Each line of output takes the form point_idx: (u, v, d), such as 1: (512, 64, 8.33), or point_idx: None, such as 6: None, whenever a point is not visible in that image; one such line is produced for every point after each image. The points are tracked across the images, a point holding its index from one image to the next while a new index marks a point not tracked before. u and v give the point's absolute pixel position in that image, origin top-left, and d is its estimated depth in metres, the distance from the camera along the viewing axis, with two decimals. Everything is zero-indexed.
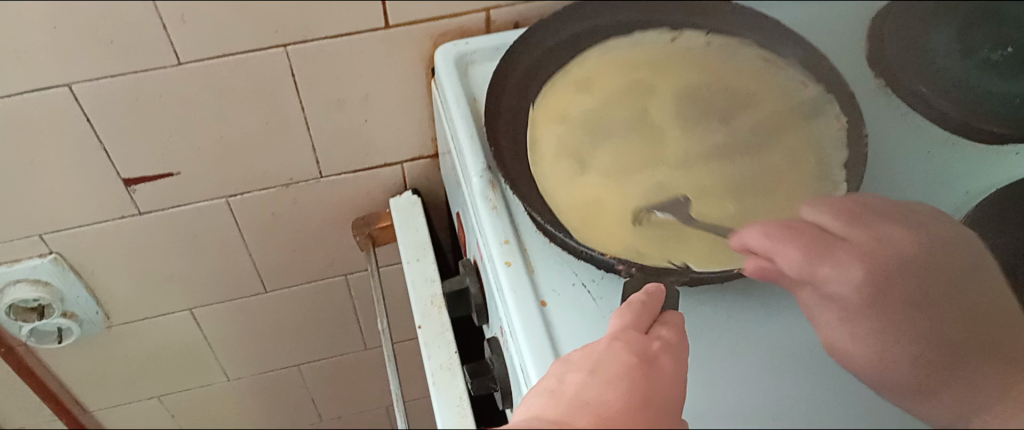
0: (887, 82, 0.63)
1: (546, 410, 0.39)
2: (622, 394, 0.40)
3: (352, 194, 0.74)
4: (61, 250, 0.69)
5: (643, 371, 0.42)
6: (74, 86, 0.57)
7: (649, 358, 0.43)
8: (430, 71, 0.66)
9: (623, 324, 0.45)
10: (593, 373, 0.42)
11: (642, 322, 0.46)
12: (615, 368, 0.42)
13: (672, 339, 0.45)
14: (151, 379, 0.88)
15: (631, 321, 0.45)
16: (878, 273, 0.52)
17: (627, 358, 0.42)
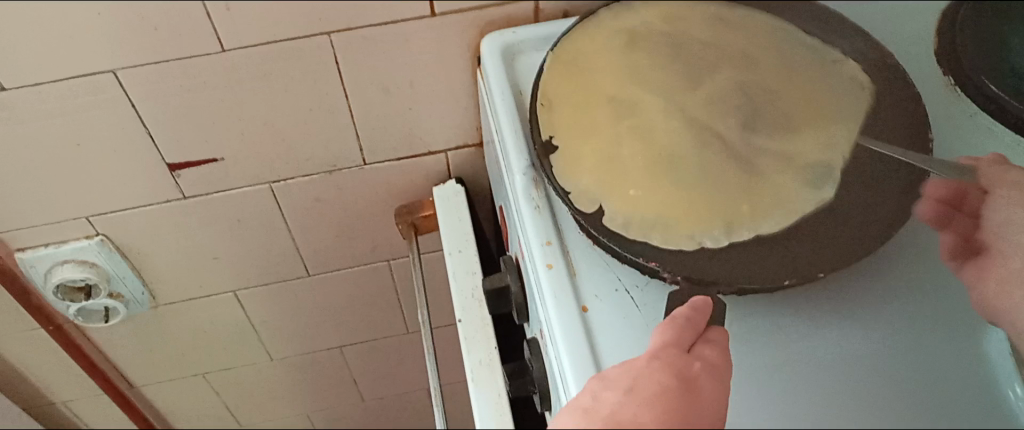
0: (956, 80, 0.58)
1: None
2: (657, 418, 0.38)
3: (396, 181, 0.73)
4: (107, 232, 0.69)
5: (682, 392, 0.40)
6: (118, 71, 0.56)
7: (689, 380, 0.41)
8: (475, 60, 0.64)
9: (665, 341, 0.43)
10: (629, 393, 0.40)
11: (685, 339, 0.44)
12: (654, 390, 0.39)
13: (714, 360, 0.43)
14: (195, 358, 0.88)
15: (674, 339, 0.43)
16: None
17: (665, 379, 0.40)
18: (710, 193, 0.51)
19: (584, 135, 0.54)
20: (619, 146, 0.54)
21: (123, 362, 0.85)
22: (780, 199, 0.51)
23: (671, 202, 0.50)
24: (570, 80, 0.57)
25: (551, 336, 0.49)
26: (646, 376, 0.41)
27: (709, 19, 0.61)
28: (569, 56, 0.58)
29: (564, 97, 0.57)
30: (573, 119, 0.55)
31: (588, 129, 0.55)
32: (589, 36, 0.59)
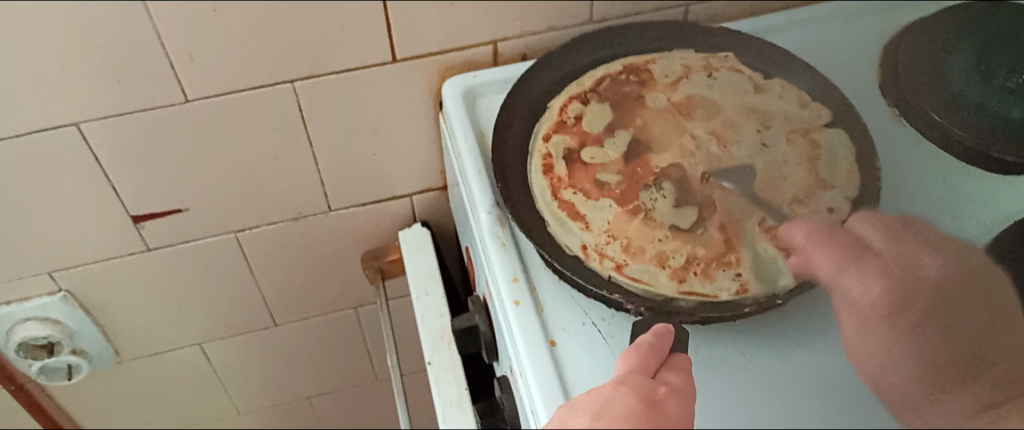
0: (902, 110, 0.60)
1: None
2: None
3: (363, 227, 0.73)
4: (70, 287, 0.69)
5: (648, 408, 0.39)
6: (82, 124, 0.56)
7: (655, 404, 0.40)
8: (438, 103, 0.65)
9: (630, 366, 0.43)
10: (597, 416, 0.39)
11: (649, 367, 0.43)
12: (621, 412, 0.39)
13: (679, 384, 0.43)
14: (162, 414, 0.87)
15: (638, 365, 0.43)
16: (902, 290, 0.46)
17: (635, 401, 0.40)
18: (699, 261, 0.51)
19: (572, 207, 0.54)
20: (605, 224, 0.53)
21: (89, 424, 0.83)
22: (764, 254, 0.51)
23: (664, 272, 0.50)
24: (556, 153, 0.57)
25: (522, 373, 0.50)
26: (613, 397, 0.40)
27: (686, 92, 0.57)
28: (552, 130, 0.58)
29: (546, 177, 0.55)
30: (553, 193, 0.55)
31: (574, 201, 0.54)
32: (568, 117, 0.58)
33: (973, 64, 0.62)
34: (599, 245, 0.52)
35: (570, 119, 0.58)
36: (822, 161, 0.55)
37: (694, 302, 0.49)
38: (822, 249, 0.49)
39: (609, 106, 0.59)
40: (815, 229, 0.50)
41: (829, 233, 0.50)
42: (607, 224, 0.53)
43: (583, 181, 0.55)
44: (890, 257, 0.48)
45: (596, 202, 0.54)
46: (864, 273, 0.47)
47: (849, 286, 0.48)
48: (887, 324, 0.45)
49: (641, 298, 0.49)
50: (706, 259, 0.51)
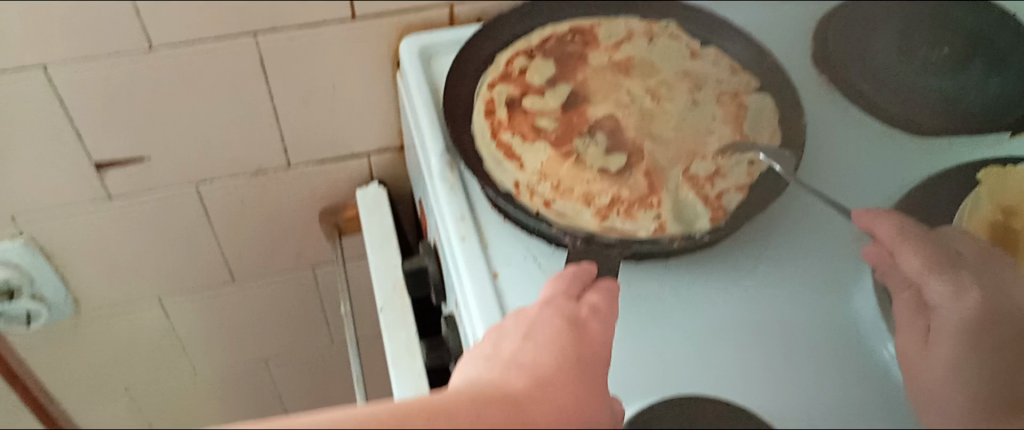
0: (831, 80, 0.64)
1: (484, 371, 0.37)
2: (553, 350, 0.38)
3: (321, 184, 0.76)
4: (32, 232, 0.69)
5: (571, 330, 0.40)
6: (48, 66, 0.58)
7: (578, 324, 0.41)
8: (395, 62, 0.68)
9: (557, 291, 0.45)
10: (528, 336, 0.39)
11: (570, 291, 0.45)
12: (553, 334, 0.39)
13: (599, 305, 0.44)
14: (119, 370, 0.88)
15: (564, 289, 0.45)
16: (985, 315, 0.46)
17: (565, 326, 0.40)
18: (623, 199, 0.55)
19: (508, 147, 0.57)
20: (538, 164, 0.56)
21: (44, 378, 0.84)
22: (684, 201, 0.55)
23: (587, 209, 0.54)
24: (497, 97, 0.60)
25: (466, 304, 0.53)
26: (542, 318, 0.41)
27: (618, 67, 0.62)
28: (496, 76, 0.61)
29: (486, 118, 0.58)
30: (491, 134, 0.58)
31: (508, 141, 0.57)
32: (513, 68, 0.61)
33: (897, 40, 0.66)
34: (531, 183, 0.55)
35: (515, 72, 0.61)
36: (749, 120, 0.59)
37: (614, 237, 0.52)
38: (912, 258, 0.50)
39: (553, 61, 0.62)
40: (875, 212, 0.54)
41: (910, 240, 0.51)
42: (540, 164, 0.56)
43: (522, 125, 0.58)
44: (981, 273, 0.48)
45: (532, 145, 0.57)
46: (962, 304, 0.47)
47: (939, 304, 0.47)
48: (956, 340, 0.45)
49: (565, 227, 0.53)
50: (631, 201, 0.54)
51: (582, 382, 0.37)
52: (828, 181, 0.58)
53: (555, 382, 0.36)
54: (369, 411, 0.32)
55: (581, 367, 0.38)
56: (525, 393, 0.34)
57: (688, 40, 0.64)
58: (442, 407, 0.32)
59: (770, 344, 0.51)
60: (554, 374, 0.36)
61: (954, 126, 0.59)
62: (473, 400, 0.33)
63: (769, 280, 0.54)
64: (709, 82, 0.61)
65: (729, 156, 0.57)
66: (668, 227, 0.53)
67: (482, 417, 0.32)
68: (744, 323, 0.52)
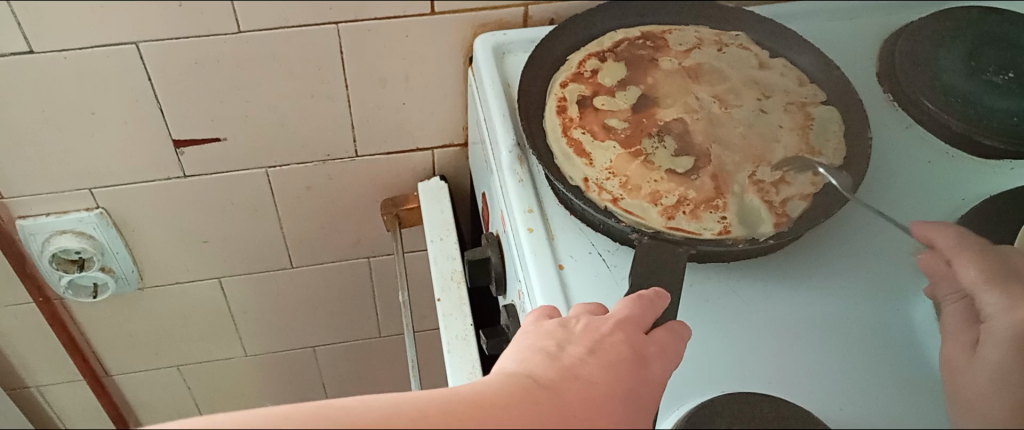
0: (895, 97, 0.66)
1: (539, 372, 0.39)
2: (610, 380, 0.39)
3: (385, 175, 0.78)
4: (107, 205, 0.73)
5: (634, 365, 0.41)
6: (140, 44, 0.61)
7: (642, 361, 0.42)
8: (468, 59, 0.70)
9: (631, 316, 0.44)
10: (593, 353, 0.40)
11: (645, 321, 0.44)
12: (614, 358, 0.40)
13: (670, 345, 0.44)
14: (176, 345, 0.91)
15: (637, 316, 0.44)
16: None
17: (627, 356, 0.41)
18: (689, 198, 0.56)
19: (577, 143, 0.59)
20: (606, 161, 0.58)
21: (102, 346, 0.88)
22: (749, 203, 0.56)
23: (654, 206, 0.55)
24: (569, 97, 0.62)
25: (530, 292, 0.54)
26: (607, 342, 0.42)
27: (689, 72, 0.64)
28: (568, 77, 0.64)
29: (557, 116, 0.61)
30: (561, 130, 0.60)
31: (578, 138, 0.59)
32: (585, 70, 0.64)
33: (963, 60, 0.67)
34: (599, 179, 0.57)
35: (587, 72, 0.64)
36: (815, 130, 0.61)
37: (681, 236, 0.53)
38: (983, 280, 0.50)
39: (624, 65, 0.65)
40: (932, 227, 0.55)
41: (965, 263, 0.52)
42: (609, 162, 0.58)
43: (592, 124, 0.61)
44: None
45: (602, 143, 0.59)
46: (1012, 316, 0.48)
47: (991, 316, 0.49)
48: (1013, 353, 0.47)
49: (633, 225, 0.54)
50: (697, 201, 0.56)
51: (622, 414, 0.38)
52: (892, 192, 0.59)
53: (601, 412, 0.37)
54: (421, 402, 0.36)
55: (629, 406, 0.39)
56: (565, 415, 0.36)
57: (756, 51, 0.66)
58: (488, 411, 0.35)
59: (824, 349, 0.50)
60: (600, 402, 0.38)
61: (1013, 146, 0.60)
62: (518, 411, 0.36)
63: (825, 282, 0.54)
64: (777, 93, 0.63)
65: (794, 163, 0.58)
66: (733, 228, 0.54)
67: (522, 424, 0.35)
68: (801, 322, 0.52)
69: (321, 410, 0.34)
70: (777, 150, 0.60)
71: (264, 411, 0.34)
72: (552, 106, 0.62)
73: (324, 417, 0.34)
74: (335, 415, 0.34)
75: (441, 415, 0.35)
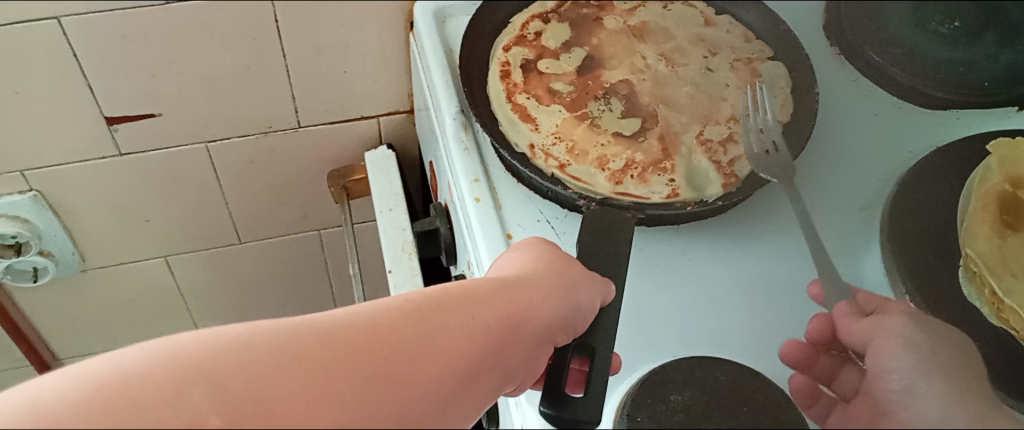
0: (842, 51, 0.65)
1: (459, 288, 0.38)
2: (530, 268, 0.40)
3: (330, 146, 0.76)
4: (40, 188, 0.70)
5: (547, 256, 0.42)
6: (63, 19, 0.58)
7: (551, 251, 0.42)
8: (408, 24, 0.67)
9: (523, 242, 0.45)
10: (503, 270, 0.41)
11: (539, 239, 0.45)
12: (521, 260, 0.41)
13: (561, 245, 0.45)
14: (124, 322, 0.90)
15: (529, 239, 0.45)
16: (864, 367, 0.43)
17: (540, 257, 0.42)
18: (636, 159, 0.55)
19: (522, 109, 0.58)
20: (551, 126, 0.57)
21: (46, 329, 0.87)
22: (696, 164, 0.55)
23: (601, 170, 0.54)
24: (513, 60, 0.61)
25: (479, 263, 0.52)
26: (512, 261, 0.42)
27: (634, 31, 0.64)
28: (512, 39, 0.63)
29: (500, 81, 0.60)
30: (505, 96, 0.59)
31: (522, 103, 0.58)
32: (529, 33, 0.63)
33: (909, 11, 0.67)
34: (545, 146, 0.56)
35: (531, 35, 0.63)
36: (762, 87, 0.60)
37: (629, 201, 0.52)
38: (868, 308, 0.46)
39: (568, 26, 0.64)
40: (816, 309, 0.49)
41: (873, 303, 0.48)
42: (555, 127, 0.57)
43: (537, 88, 0.60)
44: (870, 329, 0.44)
45: (547, 108, 0.58)
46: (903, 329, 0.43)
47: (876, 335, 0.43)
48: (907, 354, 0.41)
49: (580, 191, 0.53)
50: (645, 164, 0.55)
51: (554, 278, 0.39)
52: (840, 149, 0.58)
53: (537, 281, 0.38)
54: (372, 307, 0.32)
55: (557, 274, 0.40)
56: (519, 300, 0.36)
57: (701, 7, 0.66)
58: (450, 305, 0.33)
59: (777, 314, 0.50)
60: (537, 286, 0.38)
61: (958, 96, 0.60)
62: (478, 300, 0.35)
63: (775, 245, 0.53)
64: (723, 50, 0.63)
65: (743, 121, 0.58)
66: (681, 192, 0.53)
67: (475, 293, 0.35)
68: (751, 285, 0.51)
69: (265, 328, 0.29)
70: (725, 108, 0.59)
71: (197, 335, 0.28)
72: (494, 71, 0.61)
73: (278, 334, 0.29)
74: (287, 330, 0.29)
75: (408, 314, 0.32)
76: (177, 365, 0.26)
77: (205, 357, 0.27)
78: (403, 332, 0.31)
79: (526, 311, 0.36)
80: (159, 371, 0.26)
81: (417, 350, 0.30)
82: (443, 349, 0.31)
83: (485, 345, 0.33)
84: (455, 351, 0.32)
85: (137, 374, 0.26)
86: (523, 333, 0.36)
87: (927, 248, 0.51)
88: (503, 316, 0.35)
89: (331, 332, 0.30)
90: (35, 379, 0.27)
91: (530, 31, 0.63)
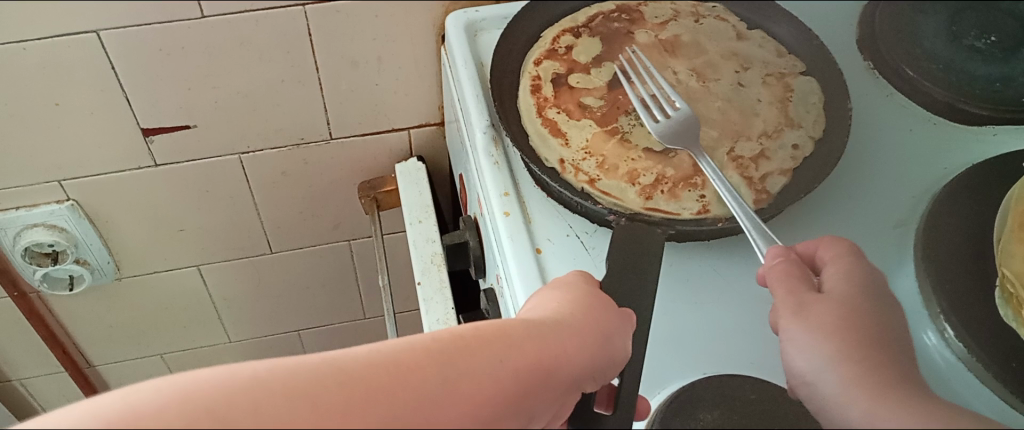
0: (874, 63, 0.65)
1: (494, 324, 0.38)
2: (564, 308, 0.40)
3: (362, 157, 0.77)
4: (77, 197, 0.72)
5: (584, 294, 0.41)
6: (101, 32, 0.59)
7: (590, 290, 0.42)
8: (440, 37, 0.67)
9: (561, 277, 0.44)
10: (537, 308, 0.41)
11: (576, 274, 0.45)
12: (558, 299, 0.41)
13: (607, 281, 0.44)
14: (157, 331, 0.91)
15: (567, 275, 0.45)
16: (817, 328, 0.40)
17: (578, 296, 0.41)
18: (666, 174, 0.55)
19: (553, 123, 0.58)
20: (581, 142, 0.57)
21: (82, 337, 0.88)
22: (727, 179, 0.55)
23: (631, 186, 0.54)
24: (544, 74, 0.61)
25: (508, 277, 0.52)
26: (548, 298, 0.42)
27: (665, 45, 0.64)
28: (543, 53, 0.63)
29: (532, 95, 0.60)
30: (536, 110, 0.59)
31: (552, 117, 0.58)
32: (560, 47, 0.63)
33: (944, 25, 0.66)
34: (575, 160, 0.56)
35: (561, 48, 0.63)
36: (794, 102, 0.60)
37: (659, 217, 0.52)
38: (779, 296, 0.42)
39: (599, 39, 0.64)
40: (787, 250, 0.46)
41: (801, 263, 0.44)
42: (586, 141, 0.57)
43: (567, 102, 0.60)
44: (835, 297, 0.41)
45: (578, 122, 0.58)
46: (813, 328, 0.39)
47: (794, 342, 0.40)
48: (825, 365, 0.38)
49: (610, 207, 0.53)
50: (675, 179, 0.55)
51: (589, 321, 0.39)
52: (873, 165, 0.58)
53: (569, 324, 0.38)
54: (400, 345, 0.33)
55: (592, 315, 0.40)
56: (551, 344, 0.36)
57: (733, 21, 0.66)
58: (478, 348, 0.34)
59: None
60: (571, 329, 0.38)
61: (994, 112, 0.59)
62: (508, 342, 0.35)
63: None
64: (755, 64, 0.63)
65: (774, 135, 0.57)
66: (712, 209, 0.53)
67: (507, 337, 0.35)
68: None
69: (285, 363, 0.30)
70: (756, 122, 0.59)
71: (216, 372, 0.29)
72: (525, 85, 0.61)
73: (297, 371, 0.30)
74: (308, 366, 0.30)
75: (435, 356, 0.32)
76: (191, 404, 0.28)
77: (220, 398, 0.28)
78: (427, 372, 0.31)
79: (556, 356, 0.36)
80: (173, 409, 0.27)
81: (440, 395, 0.31)
82: (467, 394, 0.32)
83: (511, 392, 0.33)
84: (476, 397, 0.32)
85: (151, 415, 0.27)
86: (554, 379, 0.35)
87: (961, 263, 0.50)
88: (533, 360, 0.35)
89: (352, 370, 0.30)
90: (54, 411, 0.29)
91: (561, 45, 0.64)
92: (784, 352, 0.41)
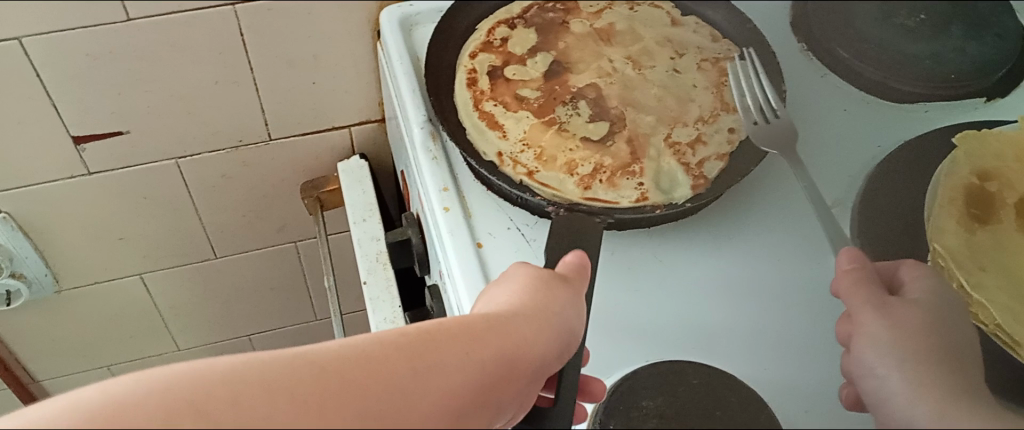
0: (809, 46, 0.65)
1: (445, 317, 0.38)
2: (524, 291, 0.39)
3: (303, 158, 0.76)
4: (9, 209, 0.70)
5: (548, 277, 0.41)
6: (24, 39, 0.57)
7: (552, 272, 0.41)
8: (376, 33, 0.66)
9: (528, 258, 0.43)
10: (499, 291, 0.40)
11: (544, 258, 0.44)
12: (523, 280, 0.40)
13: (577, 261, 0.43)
14: (102, 342, 0.89)
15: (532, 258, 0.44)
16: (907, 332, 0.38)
17: (536, 277, 0.40)
18: (604, 162, 0.55)
19: (490, 116, 0.57)
20: (518, 133, 0.57)
21: (23, 352, 0.86)
22: (664, 166, 0.55)
23: (569, 176, 0.54)
24: (480, 67, 0.61)
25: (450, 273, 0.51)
26: (512, 279, 0.41)
27: (601, 34, 0.64)
28: (479, 46, 0.62)
29: (468, 89, 0.59)
30: (472, 104, 0.58)
31: (488, 110, 0.58)
32: (496, 39, 0.63)
33: (875, 6, 0.67)
34: (514, 153, 0.55)
35: (497, 40, 0.63)
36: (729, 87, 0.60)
37: (598, 206, 0.52)
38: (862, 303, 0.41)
39: (535, 30, 0.64)
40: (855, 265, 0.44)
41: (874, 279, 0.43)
42: (523, 133, 0.57)
43: (504, 95, 0.59)
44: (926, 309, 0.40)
45: (515, 114, 0.58)
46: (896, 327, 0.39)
47: (870, 339, 0.39)
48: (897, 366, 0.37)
49: (549, 198, 0.53)
50: (614, 168, 0.55)
51: (552, 308, 0.38)
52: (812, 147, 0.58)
53: (532, 312, 0.37)
54: (362, 339, 0.32)
55: (554, 301, 0.39)
56: (517, 334, 0.35)
57: (668, 8, 0.66)
58: (444, 341, 0.33)
59: (748, 315, 0.49)
60: (533, 316, 0.37)
61: (927, 90, 0.60)
62: (474, 335, 0.34)
63: (743, 249, 0.53)
64: (692, 50, 0.63)
65: (711, 120, 0.58)
66: (650, 196, 0.53)
67: (471, 329, 0.34)
68: (726, 287, 0.51)
69: (260, 358, 0.29)
70: (693, 107, 0.59)
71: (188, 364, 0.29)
72: (462, 79, 0.60)
73: (272, 366, 0.29)
74: (276, 361, 0.29)
75: (399, 349, 0.31)
76: (167, 397, 0.27)
77: (197, 388, 0.27)
78: (396, 367, 0.31)
79: (521, 348, 0.35)
80: (146, 407, 0.26)
81: (408, 391, 0.30)
82: (435, 387, 0.31)
83: (476, 386, 0.32)
84: (444, 393, 0.31)
85: (127, 404, 0.26)
86: (517, 373, 0.35)
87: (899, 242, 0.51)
88: (498, 353, 0.34)
89: (320, 368, 0.29)
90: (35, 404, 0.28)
91: (497, 37, 0.63)
92: (857, 350, 0.40)
